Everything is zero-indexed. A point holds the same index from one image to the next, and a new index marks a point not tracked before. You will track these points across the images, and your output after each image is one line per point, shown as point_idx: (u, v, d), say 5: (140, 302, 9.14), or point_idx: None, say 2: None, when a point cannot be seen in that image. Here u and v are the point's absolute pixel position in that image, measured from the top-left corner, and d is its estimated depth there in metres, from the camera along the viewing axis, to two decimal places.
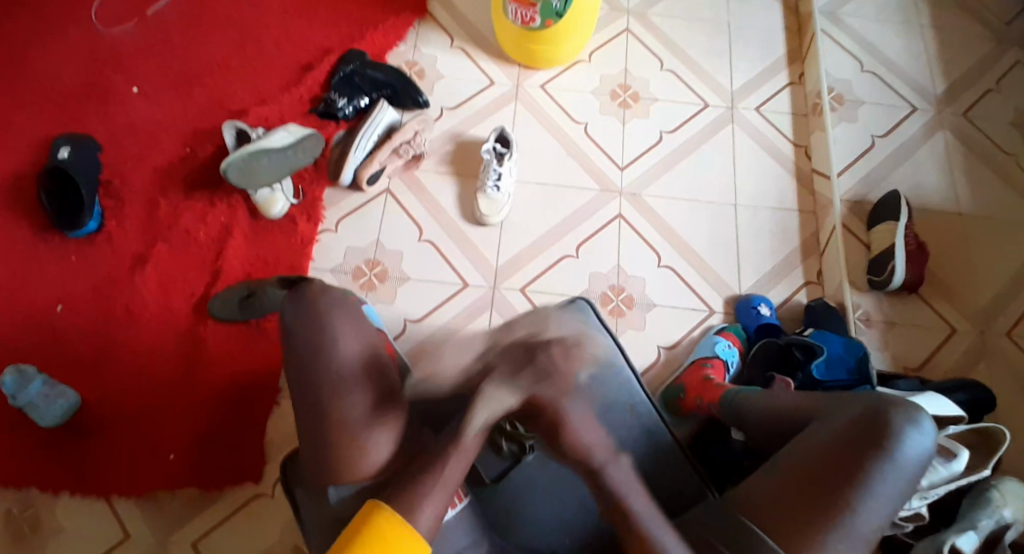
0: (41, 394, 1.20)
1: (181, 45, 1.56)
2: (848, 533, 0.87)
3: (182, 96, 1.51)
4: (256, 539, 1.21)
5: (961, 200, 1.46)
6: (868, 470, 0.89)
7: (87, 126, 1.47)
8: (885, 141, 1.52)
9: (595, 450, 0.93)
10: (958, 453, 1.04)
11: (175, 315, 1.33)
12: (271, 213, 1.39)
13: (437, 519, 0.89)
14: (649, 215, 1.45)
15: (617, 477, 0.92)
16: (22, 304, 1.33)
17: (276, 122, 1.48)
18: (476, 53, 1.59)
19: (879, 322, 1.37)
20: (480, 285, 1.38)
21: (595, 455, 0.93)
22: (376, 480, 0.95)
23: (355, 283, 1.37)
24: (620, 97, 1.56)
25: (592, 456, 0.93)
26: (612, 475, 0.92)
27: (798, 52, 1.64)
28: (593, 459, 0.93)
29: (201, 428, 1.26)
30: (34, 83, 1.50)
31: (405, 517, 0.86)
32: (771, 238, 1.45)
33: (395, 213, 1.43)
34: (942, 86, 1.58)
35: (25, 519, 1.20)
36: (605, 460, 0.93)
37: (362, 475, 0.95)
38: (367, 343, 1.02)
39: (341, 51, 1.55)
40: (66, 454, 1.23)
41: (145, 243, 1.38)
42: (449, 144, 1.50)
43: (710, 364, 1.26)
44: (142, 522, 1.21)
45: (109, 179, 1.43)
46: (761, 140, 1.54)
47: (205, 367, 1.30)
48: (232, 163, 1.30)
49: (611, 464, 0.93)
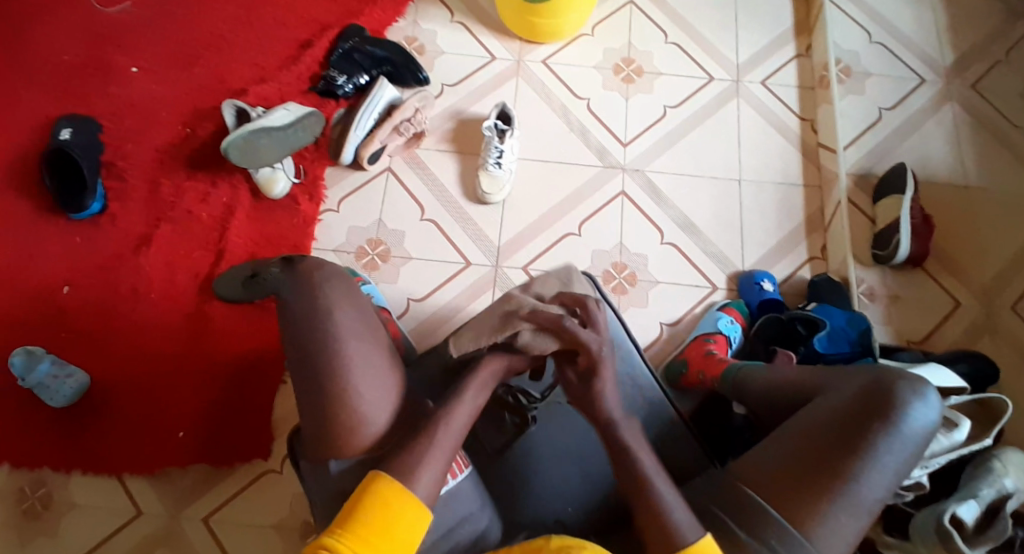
0: (50, 375, 1.22)
1: (180, 22, 1.54)
2: (850, 504, 0.85)
3: (183, 75, 1.50)
4: (265, 515, 1.24)
5: (968, 172, 1.44)
6: (872, 441, 0.87)
7: (88, 107, 1.47)
8: (892, 114, 1.49)
9: (608, 410, 0.94)
10: (960, 421, 1.03)
11: (182, 294, 1.34)
12: (272, 193, 1.39)
13: (434, 489, 0.87)
14: (652, 191, 1.44)
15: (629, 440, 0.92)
16: (29, 285, 1.34)
17: (276, 100, 1.47)
18: (477, 28, 1.57)
19: (884, 296, 1.36)
20: (482, 264, 1.38)
21: (607, 414, 0.94)
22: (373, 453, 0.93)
23: (357, 263, 1.38)
24: (624, 71, 1.54)
25: (604, 413, 0.94)
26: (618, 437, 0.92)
27: (805, 23, 1.61)
28: (608, 414, 0.94)
29: (210, 407, 1.28)
30: (35, 63, 1.50)
31: (406, 485, 0.85)
32: (776, 212, 1.44)
33: (396, 191, 1.43)
34: (951, 56, 1.55)
35: (38, 498, 1.24)
36: (619, 416, 0.94)
37: (358, 447, 0.93)
38: (361, 311, 0.98)
39: (339, 27, 1.53)
40: (76, 433, 1.26)
41: (149, 224, 1.39)
42: (450, 121, 1.49)
43: (713, 340, 1.26)
44: (153, 498, 1.24)
45: (111, 160, 1.43)
46: (766, 114, 1.52)
47: (210, 345, 1.31)
48: (232, 142, 1.29)
49: (623, 422, 0.93)
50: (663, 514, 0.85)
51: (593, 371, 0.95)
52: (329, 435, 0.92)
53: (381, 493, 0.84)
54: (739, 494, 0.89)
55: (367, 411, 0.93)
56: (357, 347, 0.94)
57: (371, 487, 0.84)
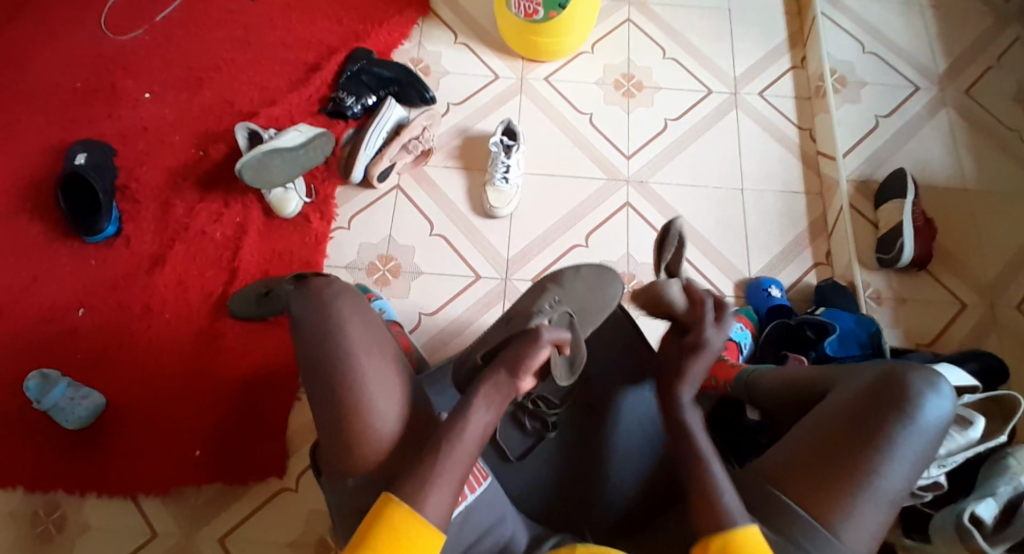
0: (65, 397, 1.23)
1: (190, 48, 1.58)
2: (870, 496, 0.86)
3: (194, 100, 1.53)
4: (281, 532, 1.23)
5: (967, 175, 1.47)
6: (888, 433, 0.87)
7: (101, 132, 1.50)
8: (889, 121, 1.53)
9: (687, 388, 0.95)
10: (974, 420, 1.03)
11: (196, 313, 1.36)
12: (284, 213, 1.42)
13: (449, 506, 0.87)
14: (657, 202, 1.47)
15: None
16: (44, 307, 1.36)
17: (285, 122, 1.51)
18: (480, 49, 1.61)
19: (890, 299, 1.38)
20: (492, 277, 1.40)
21: (682, 394, 0.95)
22: (383, 472, 0.93)
23: (369, 278, 1.40)
24: (624, 86, 1.58)
25: (680, 393, 0.95)
26: None
27: (799, 36, 1.65)
28: (679, 395, 0.95)
29: (225, 426, 1.28)
30: (48, 90, 1.53)
31: (417, 509, 0.85)
32: (779, 220, 1.46)
33: (406, 208, 1.45)
34: (943, 64, 1.59)
35: (52, 521, 1.23)
36: (689, 401, 0.94)
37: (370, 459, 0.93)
38: (372, 324, 0.99)
39: (346, 51, 1.57)
40: (91, 454, 1.26)
41: (163, 245, 1.41)
42: (456, 139, 1.52)
43: (722, 345, 1.27)
44: (167, 518, 1.24)
45: (124, 184, 1.46)
46: (766, 124, 1.55)
47: (223, 364, 1.32)
48: (247, 162, 1.31)
49: (693, 408, 0.94)
50: (711, 498, 0.84)
51: (693, 354, 0.96)
52: (344, 447, 0.93)
53: (392, 523, 0.84)
54: (760, 490, 0.90)
55: (379, 424, 0.93)
56: (367, 360, 0.95)
57: (386, 511, 0.84)
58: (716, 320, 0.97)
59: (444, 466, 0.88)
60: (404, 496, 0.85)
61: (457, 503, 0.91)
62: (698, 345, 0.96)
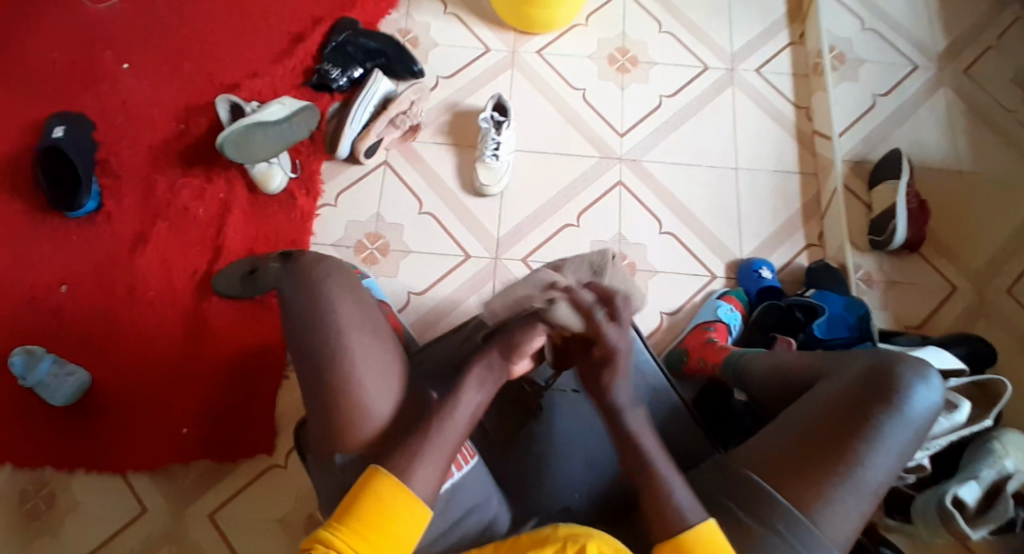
0: (51, 374, 1.22)
1: (170, 17, 1.53)
2: (855, 486, 0.86)
3: (175, 71, 1.49)
4: (270, 509, 1.23)
5: (962, 157, 1.45)
6: (877, 424, 0.87)
7: (80, 104, 1.46)
8: (886, 100, 1.50)
9: (619, 392, 0.92)
10: (959, 403, 1.04)
11: (180, 292, 1.34)
12: (269, 187, 1.38)
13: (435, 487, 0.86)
14: (648, 181, 1.45)
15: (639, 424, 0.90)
16: (25, 284, 1.33)
17: (270, 95, 1.47)
18: (471, 20, 1.57)
19: (881, 281, 1.37)
20: (481, 257, 1.38)
21: (618, 395, 0.92)
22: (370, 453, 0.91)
23: (356, 257, 1.38)
24: (618, 61, 1.54)
25: (614, 395, 0.92)
26: (626, 424, 0.91)
27: (798, 11, 1.61)
28: (615, 398, 0.91)
29: (212, 404, 1.27)
30: (24, 59, 1.49)
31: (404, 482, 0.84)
32: (772, 200, 1.44)
33: (394, 185, 1.43)
34: (943, 42, 1.56)
35: (40, 498, 1.23)
36: (625, 402, 0.92)
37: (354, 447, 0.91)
38: (364, 306, 0.97)
39: (331, 20, 1.52)
40: (76, 432, 1.25)
41: (145, 221, 1.38)
42: (446, 114, 1.49)
43: (712, 327, 1.27)
44: (156, 494, 1.24)
45: (104, 158, 1.42)
46: (761, 102, 1.52)
47: (209, 340, 1.30)
48: (228, 138, 1.29)
49: (631, 409, 0.91)
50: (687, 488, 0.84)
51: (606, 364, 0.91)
52: (334, 429, 0.91)
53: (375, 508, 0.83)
54: (745, 478, 0.90)
55: (371, 404, 0.91)
56: (358, 341, 0.93)
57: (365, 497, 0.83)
58: (615, 320, 0.91)
59: (433, 448, 0.87)
60: (393, 470, 0.85)
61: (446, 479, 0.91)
62: (609, 354, 0.91)
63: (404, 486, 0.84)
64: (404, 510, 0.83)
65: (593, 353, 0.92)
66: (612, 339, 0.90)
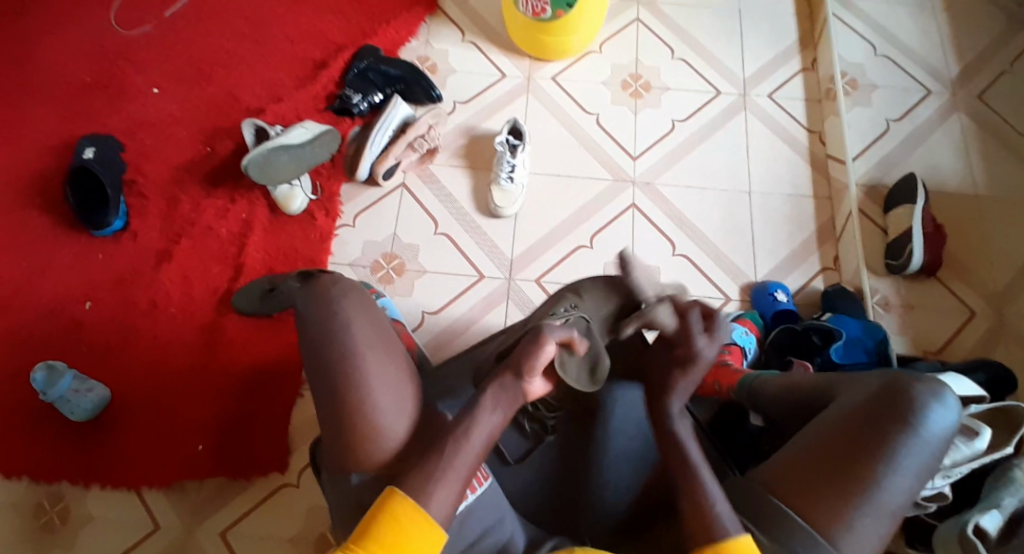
0: (71, 390, 1.24)
1: (198, 44, 1.59)
2: (873, 507, 0.84)
3: (201, 96, 1.54)
4: (283, 527, 1.24)
5: (978, 181, 1.45)
6: (892, 445, 0.86)
7: (110, 127, 1.51)
8: (900, 125, 1.51)
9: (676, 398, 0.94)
10: (980, 431, 1.01)
11: (200, 309, 1.36)
12: (290, 209, 1.42)
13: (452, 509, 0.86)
14: (663, 204, 1.46)
15: (652, 446, 0.91)
16: (52, 300, 1.37)
17: (292, 119, 1.51)
18: (487, 47, 1.61)
19: (898, 305, 1.36)
20: (495, 276, 1.39)
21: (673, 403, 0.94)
22: (386, 470, 0.92)
23: (373, 276, 1.40)
24: (632, 86, 1.57)
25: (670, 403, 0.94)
26: None
27: (810, 38, 1.63)
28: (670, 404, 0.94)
29: (228, 421, 1.29)
30: (59, 84, 1.55)
31: (417, 500, 0.84)
32: (787, 223, 1.45)
33: (411, 207, 1.45)
34: (957, 67, 1.56)
35: (56, 511, 1.25)
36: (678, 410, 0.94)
37: (367, 464, 0.92)
38: (379, 326, 0.98)
39: (353, 48, 1.57)
40: (94, 447, 1.27)
41: (169, 240, 1.42)
42: (462, 138, 1.52)
43: (727, 350, 1.25)
44: (170, 512, 1.25)
45: (132, 179, 1.47)
46: (774, 126, 1.53)
47: (229, 358, 1.33)
48: (253, 160, 1.32)
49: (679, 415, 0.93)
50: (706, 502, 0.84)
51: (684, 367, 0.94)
52: (345, 443, 0.92)
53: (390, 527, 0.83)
54: (760, 499, 0.89)
55: (382, 420, 0.92)
56: (372, 358, 0.94)
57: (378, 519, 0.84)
58: (708, 332, 0.95)
59: (441, 463, 0.87)
60: (408, 490, 0.85)
61: (462, 499, 0.91)
62: (688, 358, 0.94)
63: (413, 500, 0.84)
64: (420, 531, 0.83)
65: (672, 355, 0.95)
66: (694, 345, 0.94)
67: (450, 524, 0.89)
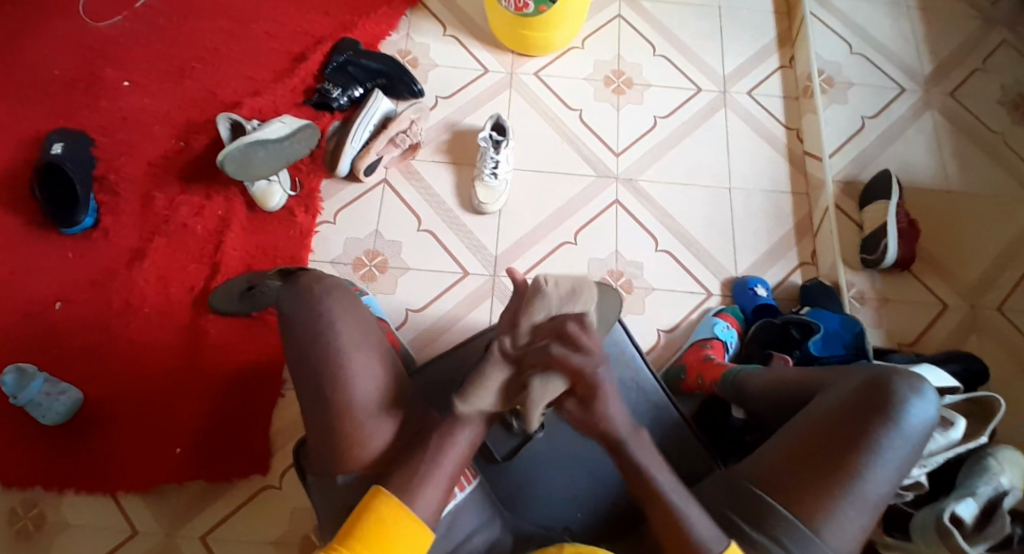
0: (42, 393, 1.19)
1: (171, 35, 1.54)
2: (856, 497, 0.86)
3: (175, 89, 1.49)
4: (265, 530, 1.22)
5: (950, 177, 1.49)
6: (874, 437, 0.88)
7: (79, 120, 1.46)
8: (875, 122, 1.54)
9: (616, 423, 0.89)
10: (955, 420, 1.05)
11: (177, 308, 1.33)
12: (268, 206, 1.39)
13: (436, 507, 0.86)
14: (646, 201, 1.46)
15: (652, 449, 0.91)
16: (20, 300, 1.32)
17: (270, 113, 1.48)
18: (469, 41, 1.59)
19: (874, 298, 1.39)
20: (480, 273, 1.39)
21: (616, 429, 0.89)
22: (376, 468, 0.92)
23: (355, 273, 1.38)
24: (614, 83, 1.57)
25: (613, 429, 0.89)
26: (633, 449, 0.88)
27: (788, 36, 1.65)
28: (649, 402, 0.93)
29: (206, 423, 1.26)
30: (25, 75, 1.49)
31: (407, 503, 0.84)
32: (766, 219, 1.47)
33: (393, 203, 1.44)
34: (930, 66, 1.60)
35: (29, 519, 1.21)
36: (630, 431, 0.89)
37: (358, 465, 0.91)
38: (365, 326, 0.95)
39: (333, 40, 1.54)
40: (67, 453, 1.23)
41: (143, 237, 1.38)
42: (445, 133, 1.50)
43: (709, 344, 1.27)
44: (148, 517, 1.22)
45: (103, 174, 1.42)
46: (754, 123, 1.55)
47: (206, 358, 1.29)
48: (230, 155, 1.28)
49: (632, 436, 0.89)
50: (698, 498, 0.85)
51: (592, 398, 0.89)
52: (336, 446, 0.91)
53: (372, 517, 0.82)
54: (748, 492, 0.91)
55: (372, 423, 0.91)
56: (356, 358, 0.92)
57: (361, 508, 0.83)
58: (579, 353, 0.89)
59: (435, 465, 0.87)
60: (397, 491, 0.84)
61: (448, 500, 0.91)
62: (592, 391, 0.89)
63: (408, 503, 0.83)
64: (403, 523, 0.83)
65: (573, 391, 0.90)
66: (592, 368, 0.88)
67: (439, 523, 0.89)
